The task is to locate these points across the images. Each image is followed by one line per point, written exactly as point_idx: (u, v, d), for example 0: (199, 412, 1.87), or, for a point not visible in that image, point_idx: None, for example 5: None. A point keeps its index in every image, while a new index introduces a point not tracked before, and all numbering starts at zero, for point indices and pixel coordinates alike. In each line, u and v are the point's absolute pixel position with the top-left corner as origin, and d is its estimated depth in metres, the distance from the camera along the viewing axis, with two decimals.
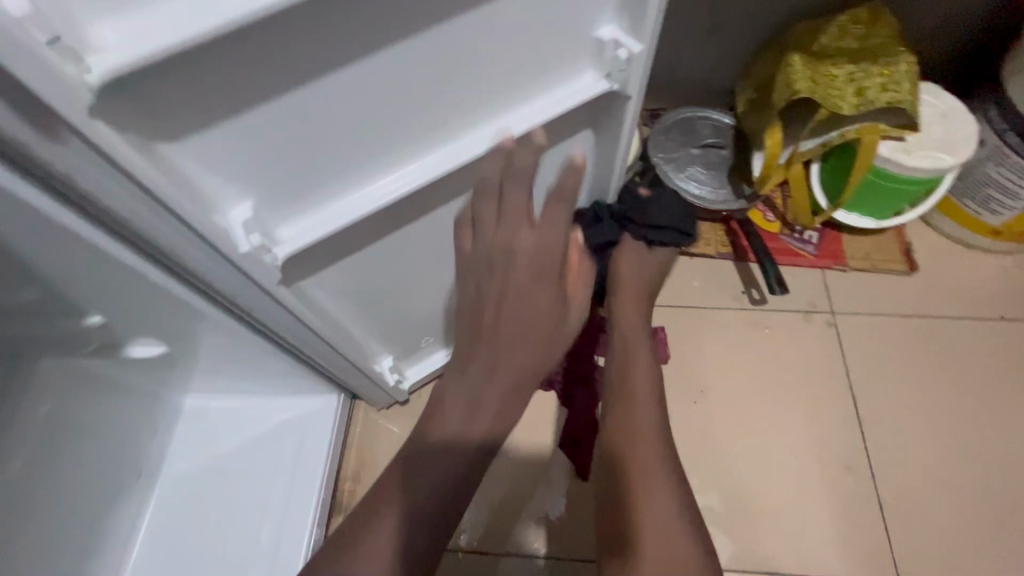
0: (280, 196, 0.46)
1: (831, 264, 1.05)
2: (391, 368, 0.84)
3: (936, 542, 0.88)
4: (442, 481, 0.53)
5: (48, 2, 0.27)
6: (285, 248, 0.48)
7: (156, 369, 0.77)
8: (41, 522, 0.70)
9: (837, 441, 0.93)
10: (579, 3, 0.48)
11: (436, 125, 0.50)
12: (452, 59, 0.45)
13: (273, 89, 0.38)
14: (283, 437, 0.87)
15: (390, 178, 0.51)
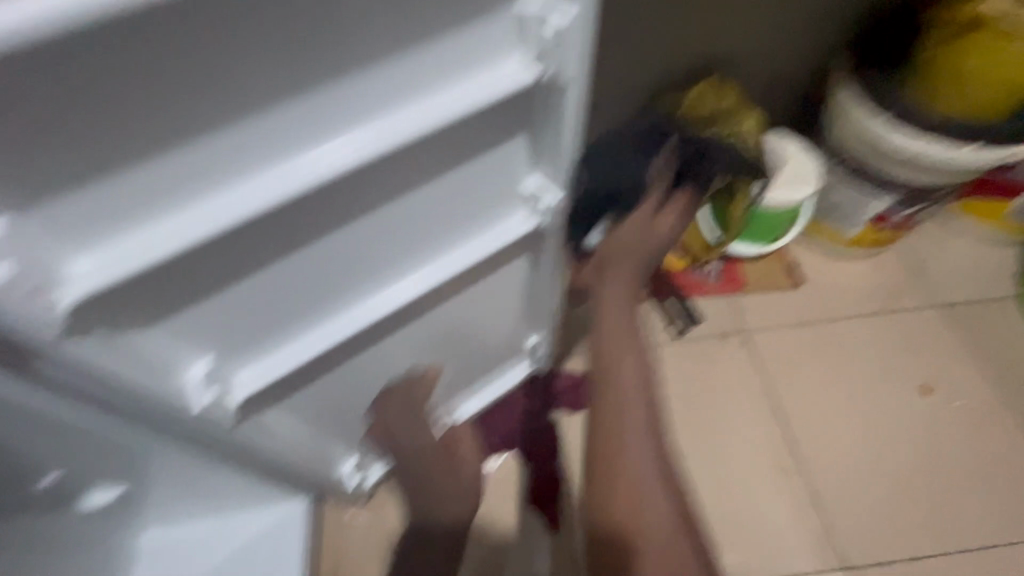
0: (238, 348, 0.54)
1: (733, 291, 1.20)
2: (354, 469, 0.87)
3: (867, 518, 0.99)
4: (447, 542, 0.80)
5: (32, 260, 0.36)
6: (243, 392, 0.56)
7: (113, 511, 0.75)
8: None
9: (771, 445, 1.04)
10: (500, 166, 0.60)
11: (381, 258, 0.59)
12: (396, 225, 0.57)
13: (233, 263, 0.47)
14: (253, 553, 0.86)
15: (340, 321, 0.60)
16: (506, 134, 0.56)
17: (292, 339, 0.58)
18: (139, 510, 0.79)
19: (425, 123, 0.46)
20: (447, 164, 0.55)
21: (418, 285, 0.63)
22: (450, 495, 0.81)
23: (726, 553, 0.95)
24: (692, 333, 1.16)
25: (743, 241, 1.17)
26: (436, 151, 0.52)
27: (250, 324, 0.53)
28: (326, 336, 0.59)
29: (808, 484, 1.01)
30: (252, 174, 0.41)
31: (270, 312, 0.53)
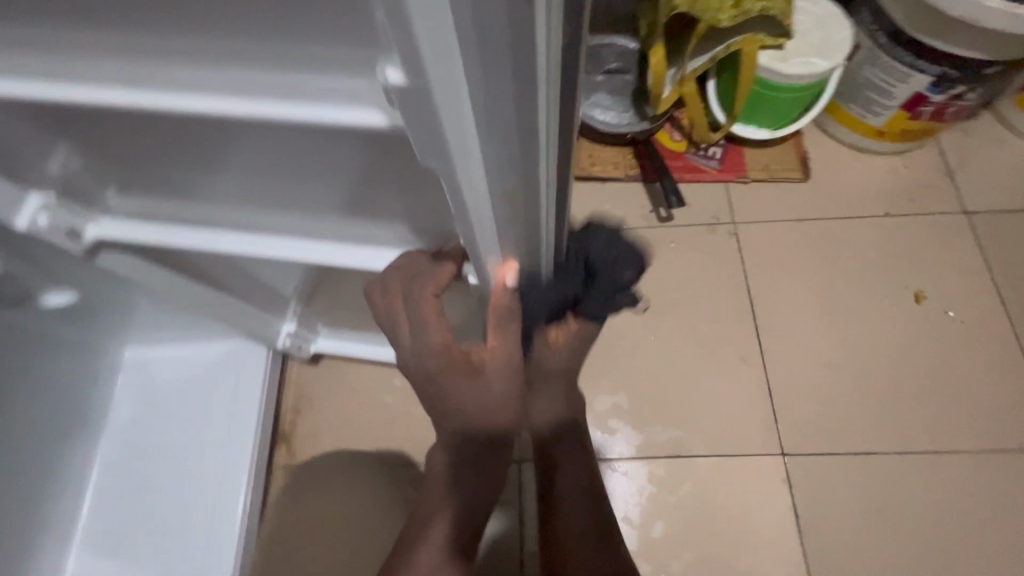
0: (84, 187, 0.49)
1: (733, 177, 1.11)
2: (291, 333, 0.89)
3: (825, 419, 0.95)
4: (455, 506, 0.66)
5: None
6: (99, 231, 0.52)
7: (78, 319, 0.80)
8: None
9: (738, 336, 1.00)
10: (405, 189, 0.44)
11: (260, 202, 0.50)
12: (258, 182, 0.46)
13: (56, 128, 0.42)
14: (217, 379, 0.93)
15: (231, 238, 0.53)
16: (404, 168, 0.40)
17: (170, 224, 0.53)
18: (107, 324, 0.85)
19: (223, 108, 0.33)
20: (317, 157, 0.40)
21: (354, 264, 0.53)
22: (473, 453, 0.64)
23: (663, 429, 0.95)
24: (675, 221, 1.10)
25: (749, 124, 1.07)
26: (292, 141, 0.39)
27: (119, 173, 0.47)
28: (191, 238, 0.52)
29: (767, 375, 0.97)
30: (42, 64, 0.35)
31: (135, 177, 0.48)
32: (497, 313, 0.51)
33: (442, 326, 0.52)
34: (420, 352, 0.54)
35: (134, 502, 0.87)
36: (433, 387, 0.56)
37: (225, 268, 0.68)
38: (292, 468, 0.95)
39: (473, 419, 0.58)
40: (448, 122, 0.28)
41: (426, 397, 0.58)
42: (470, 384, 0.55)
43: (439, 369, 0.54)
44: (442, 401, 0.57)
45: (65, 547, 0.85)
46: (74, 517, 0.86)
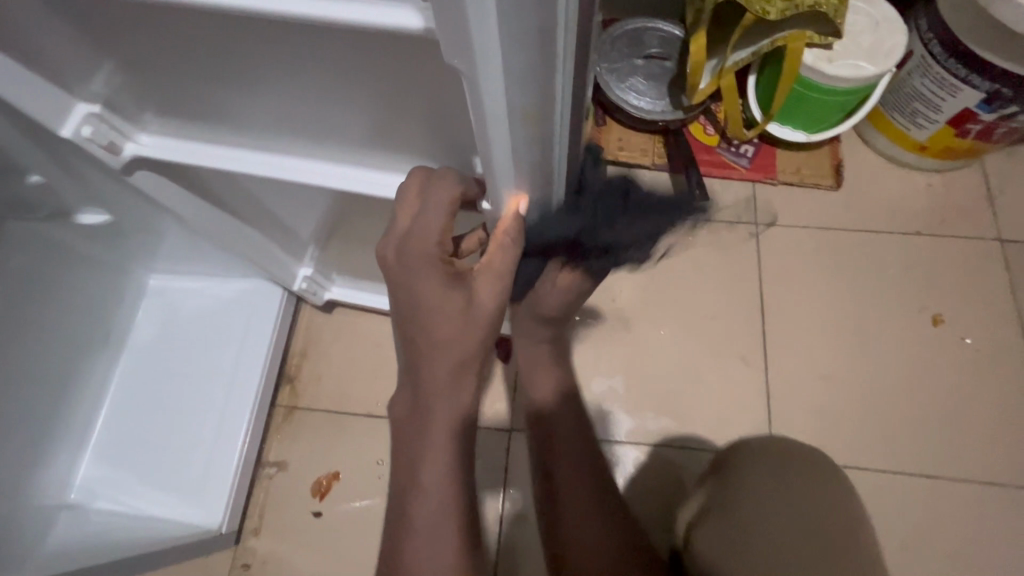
0: (125, 103, 0.52)
1: (761, 177, 1.09)
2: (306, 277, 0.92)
3: (820, 428, 0.94)
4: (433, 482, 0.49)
5: None
6: (137, 149, 0.55)
7: (108, 237, 0.84)
8: (22, 357, 0.82)
9: (743, 336, 0.99)
10: (426, 119, 0.46)
11: (285, 129, 0.52)
12: (282, 102, 0.47)
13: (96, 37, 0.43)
14: (234, 313, 0.98)
15: (259, 156, 0.55)
16: (424, 92, 0.42)
17: (204, 141, 0.56)
18: (136, 248, 0.89)
19: (261, 5, 0.34)
20: (344, 76, 0.42)
21: (371, 190, 0.55)
22: (456, 413, 0.50)
23: (655, 418, 0.95)
24: (697, 215, 1.09)
25: (785, 124, 1.05)
26: (320, 57, 0.40)
27: (156, 91, 0.49)
28: (220, 157, 0.56)
29: (767, 378, 0.97)
30: None
31: (170, 95, 0.49)
32: (501, 236, 0.48)
33: (443, 225, 0.48)
34: (406, 250, 0.49)
35: (146, 416, 0.92)
36: (415, 298, 0.48)
37: (246, 200, 0.70)
38: (292, 409, 0.99)
39: (456, 349, 0.48)
40: (475, 26, 0.30)
41: (403, 319, 0.50)
42: (456, 302, 0.48)
43: (427, 273, 0.48)
44: (423, 322, 0.48)
45: (79, 453, 0.90)
46: (90, 423, 0.92)
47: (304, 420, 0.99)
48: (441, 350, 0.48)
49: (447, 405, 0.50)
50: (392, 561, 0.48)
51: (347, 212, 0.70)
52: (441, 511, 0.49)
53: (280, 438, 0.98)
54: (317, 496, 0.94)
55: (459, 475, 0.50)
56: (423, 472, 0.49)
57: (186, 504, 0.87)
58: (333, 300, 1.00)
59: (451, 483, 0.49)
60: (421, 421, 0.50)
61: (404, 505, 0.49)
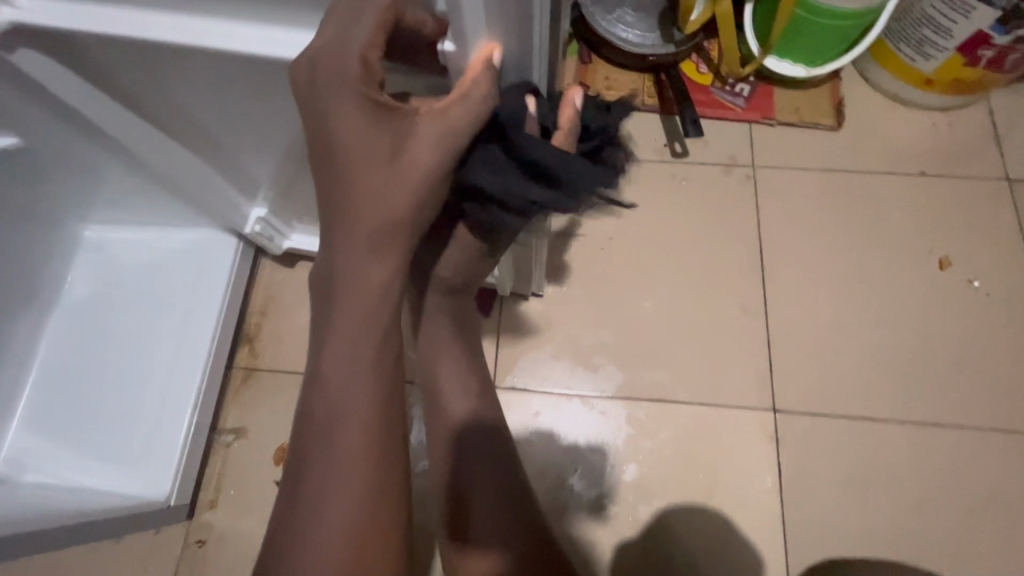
0: None
1: (759, 118, 1.01)
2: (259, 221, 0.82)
3: (821, 377, 0.88)
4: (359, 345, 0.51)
5: None
6: (17, 14, 0.45)
7: (22, 172, 0.73)
8: None
9: (740, 284, 0.93)
10: None
11: None
12: None
13: None
14: (180, 263, 0.87)
15: (159, 25, 0.46)
16: None
17: (99, 6, 0.46)
18: (60, 189, 0.78)
19: None
20: None
21: (283, 49, 0.45)
22: (375, 285, 0.49)
23: (649, 371, 0.89)
24: (690, 158, 1.01)
25: (784, 58, 0.97)
26: None
27: None
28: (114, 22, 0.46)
29: (766, 327, 0.91)
30: None
31: None
32: (469, 86, 0.42)
33: (364, 50, 0.40)
34: (319, 68, 0.41)
35: (78, 377, 0.82)
36: (335, 133, 0.43)
37: (178, 115, 0.60)
38: (252, 370, 0.90)
39: (378, 212, 0.46)
40: None
41: (324, 158, 0.45)
42: (380, 146, 0.44)
43: (348, 104, 0.42)
44: (343, 169, 0.45)
45: (4, 419, 0.80)
46: (16, 385, 0.81)
47: (264, 383, 0.90)
48: (361, 207, 0.46)
49: (365, 275, 0.48)
50: (309, 408, 0.53)
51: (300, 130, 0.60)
52: (359, 370, 0.51)
53: (238, 401, 0.89)
54: (279, 464, 0.86)
55: (376, 345, 0.51)
56: (339, 336, 0.51)
57: (129, 474, 0.77)
58: (295, 252, 0.91)
59: (368, 351, 0.51)
60: (340, 284, 0.49)
61: (321, 364, 0.52)
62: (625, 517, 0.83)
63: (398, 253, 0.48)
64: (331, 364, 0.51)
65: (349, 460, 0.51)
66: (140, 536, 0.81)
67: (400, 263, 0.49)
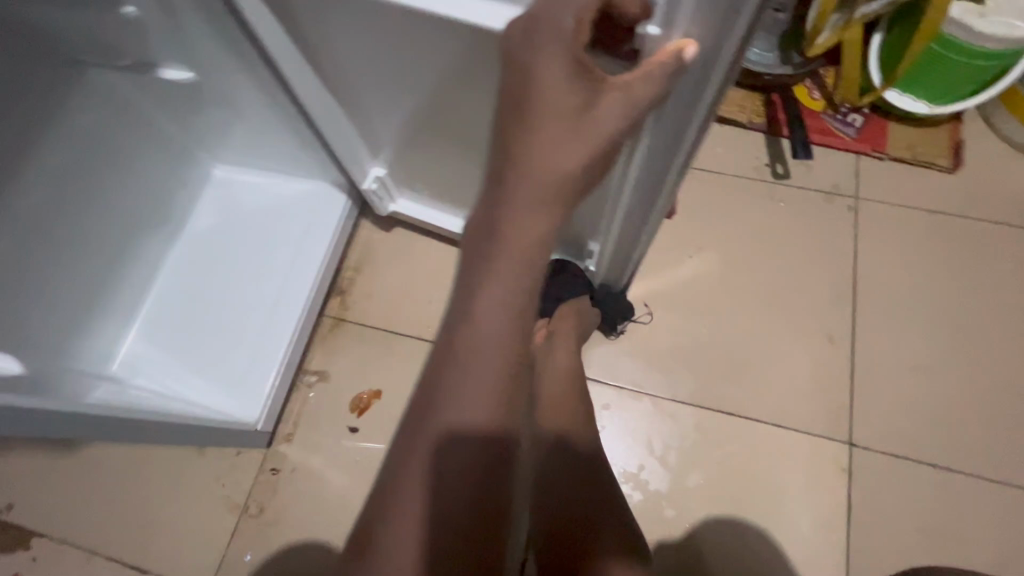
0: None
1: (869, 150, 0.99)
2: (376, 180, 0.87)
3: (904, 421, 0.85)
4: (500, 305, 0.47)
5: None
6: None
7: (184, 101, 0.81)
8: (84, 211, 0.82)
9: (827, 312, 0.91)
10: None
11: None
12: None
13: None
14: (296, 210, 0.94)
15: None
16: None
17: None
18: (207, 125, 0.86)
19: None
20: None
21: (466, 16, 0.46)
22: (523, 245, 0.46)
23: (724, 384, 0.88)
24: (793, 181, 1.00)
25: (908, 93, 0.95)
26: None
27: None
28: None
29: (851, 359, 0.89)
30: None
31: None
32: (650, 68, 0.39)
33: (580, 15, 0.37)
34: (537, 25, 0.39)
35: (195, 296, 0.90)
36: (528, 88, 0.41)
37: (336, 72, 0.65)
38: (340, 320, 0.95)
39: (547, 167, 0.43)
40: None
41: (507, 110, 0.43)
42: (569, 109, 0.41)
43: (552, 61, 0.39)
44: (525, 122, 0.43)
45: (125, 325, 0.88)
46: (139, 296, 0.89)
47: (350, 333, 0.95)
48: (530, 165, 0.43)
49: (516, 231, 0.46)
50: (429, 370, 0.49)
51: (435, 103, 0.63)
52: (494, 331, 0.47)
53: (325, 346, 0.94)
54: (354, 411, 0.90)
55: (513, 310, 0.47)
56: (476, 296, 0.47)
57: (227, 394, 0.84)
58: (397, 216, 0.95)
59: (503, 318, 0.47)
60: (489, 238, 0.46)
61: (451, 323, 0.48)
62: (683, 524, 0.83)
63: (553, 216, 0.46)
64: (464, 319, 0.47)
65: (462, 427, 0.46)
66: (223, 453, 0.87)
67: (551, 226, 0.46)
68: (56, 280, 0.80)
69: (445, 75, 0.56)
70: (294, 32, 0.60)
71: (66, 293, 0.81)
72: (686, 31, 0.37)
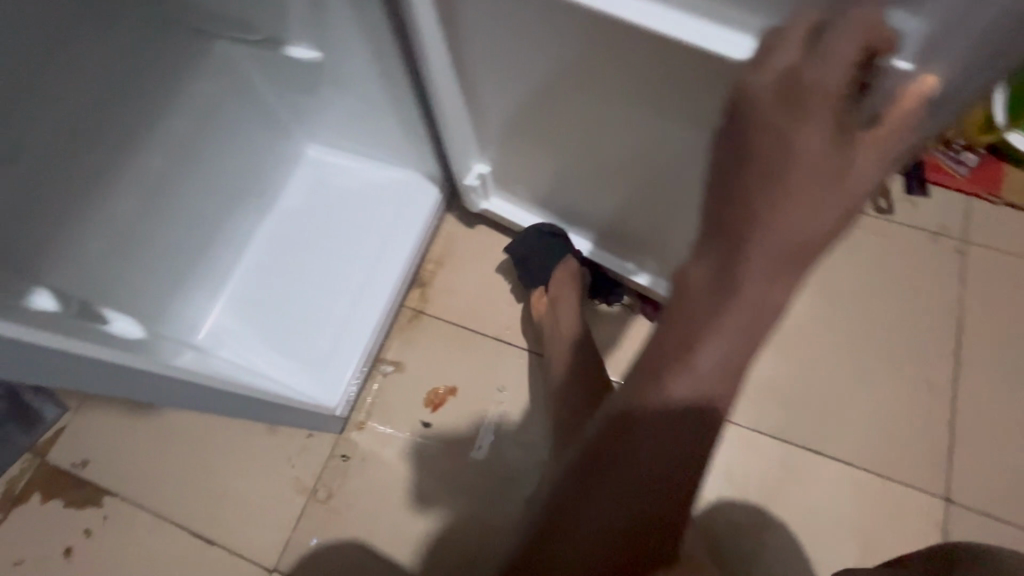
0: None
1: (982, 193, 0.94)
2: (477, 177, 0.85)
3: (1004, 481, 0.81)
4: (708, 378, 0.37)
5: None
6: None
7: (299, 79, 0.80)
8: (188, 182, 0.82)
9: (926, 358, 0.87)
10: None
11: None
12: None
13: None
14: (387, 198, 0.93)
15: None
16: None
17: None
18: (314, 106, 0.86)
19: None
20: None
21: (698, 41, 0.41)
22: (748, 323, 0.36)
23: (812, 421, 0.85)
24: (898, 217, 0.95)
25: None
26: None
27: None
28: None
29: (949, 410, 0.84)
30: None
31: None
32: (902, 119, 0.34)
33: (850, 68, 0.31)
34: (796, 81, 0.32)
35: (284, 277, 0.90)
36: (786, 141, 0.33)
37: (469, 66, 0.64)
38: (419, 313, 0.95)
39: (793, 235, 0.34)
40: None
41: (740, 184, 0.34)
42: (831, 161, 0.33)
43: (813, 128, 0.32)
44: (771, 195, 0.34)
45: (213, 297, 0.88)
46: (228, 269, 0.90)
47: (427, 328, 0.94)
48: (779, 219, 0.34)
49: (743, 306, 0.35)
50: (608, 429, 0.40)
51: (575, 114, 0.61)
52: (697, 405, 0.38)
53: (401, 338, 0.93)
54: (428, 406, 0.89)
55: (725, 388, 0.38)
56: (680, 373, 0.37)
57: (309, 377, 0.84)
58: (485, 213, 0.94)
59: (707, 403, 0.38)
60: (702, 322, 0.36)
61: (632, 393, 0.39)
62: (759, 561, 0.80)
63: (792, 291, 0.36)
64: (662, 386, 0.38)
65: (639, 504, 0.40)
66: (296, 434, 0.87)
67: (784, 306, 0.36)
68: (158, 246, 0.81)
69: (602, 86, 0.54)
70: (439, 23, 0.59)
71: (166, 259, 0.82)
72: (933, 68, 0.34)
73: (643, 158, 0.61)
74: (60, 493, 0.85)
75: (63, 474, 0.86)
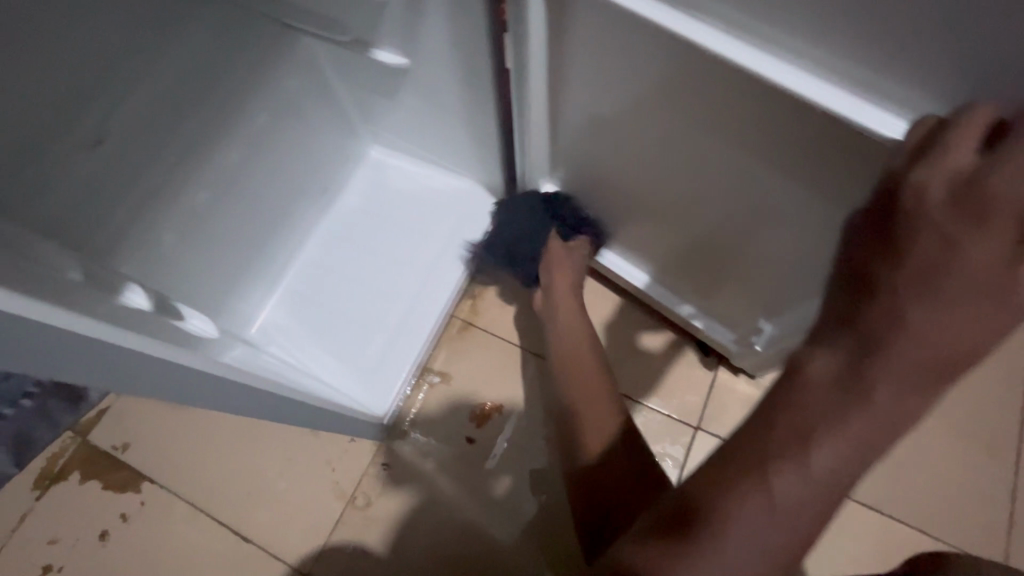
0: None
1: None
2: None
3: None
4: (819, 480, 0.33)
5: None
6: None
7: (380, 82, 0.80)
8: (257, 178, 0.82)
9: (976, 417, 0.87)
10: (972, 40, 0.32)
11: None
12: None
13: None
14: (446, 207, 0.92)
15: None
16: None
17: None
18: (386, 109, 0.85)
19: None
20: None
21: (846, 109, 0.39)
22: (876, 429, 0.33)
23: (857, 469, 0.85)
24: None
25: None
26: None
27: None
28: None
29: (995, 471, 0.84)
30: None
31: None
32: None
33: None
34: (969, 183, 0.31)
35: (337, 279, 0.89)
36: (947, 239, 0.31)
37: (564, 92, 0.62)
38: (469, 324, 0.93)
39: (939, 342, 0.31)
40: None
41: (891, 276, 0.33)
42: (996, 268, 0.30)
43: (989, 236, 0.30)
44: (926, 293, 0.31)
45: (268, 292, 0.88)
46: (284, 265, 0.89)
47: (477, 339, 0.92)
48: (927, 321, 0.31)
49: (874, 409, 0.32)
50: (694, 499, 0.37)
51: (663, 154, 0.59)
52: (802, 509, 0.34)
53: (449, 348, 0.92)
54: (474, 420, 0.88)
55: (837, 496, 0.34)
56: (791, 467, 0.34)
57: (357, 384, 0.83)
58: None
59: (817, 502, 0.34)
60: (824, 414, 0.33)
61: (731, 464, 0.36)
62: None
63: (929, 405, 0.32)
64: (763, 478, 0.34)
65: None
66: (337, 438, 0.86)
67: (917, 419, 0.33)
68: (222, 238, 0.81)
69: (713, 135, 0.51)
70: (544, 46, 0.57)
71: (228, 252, 0.82)
72: None
73: (734, 204, 0.59)
74: (99, 475, 0.85)
75: (102, 457, 0.86)
